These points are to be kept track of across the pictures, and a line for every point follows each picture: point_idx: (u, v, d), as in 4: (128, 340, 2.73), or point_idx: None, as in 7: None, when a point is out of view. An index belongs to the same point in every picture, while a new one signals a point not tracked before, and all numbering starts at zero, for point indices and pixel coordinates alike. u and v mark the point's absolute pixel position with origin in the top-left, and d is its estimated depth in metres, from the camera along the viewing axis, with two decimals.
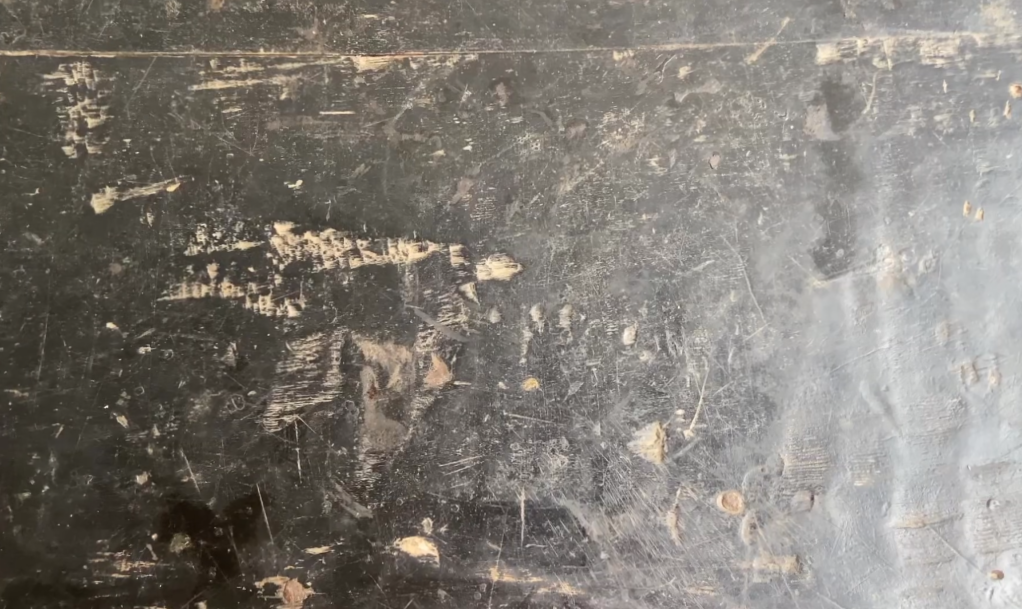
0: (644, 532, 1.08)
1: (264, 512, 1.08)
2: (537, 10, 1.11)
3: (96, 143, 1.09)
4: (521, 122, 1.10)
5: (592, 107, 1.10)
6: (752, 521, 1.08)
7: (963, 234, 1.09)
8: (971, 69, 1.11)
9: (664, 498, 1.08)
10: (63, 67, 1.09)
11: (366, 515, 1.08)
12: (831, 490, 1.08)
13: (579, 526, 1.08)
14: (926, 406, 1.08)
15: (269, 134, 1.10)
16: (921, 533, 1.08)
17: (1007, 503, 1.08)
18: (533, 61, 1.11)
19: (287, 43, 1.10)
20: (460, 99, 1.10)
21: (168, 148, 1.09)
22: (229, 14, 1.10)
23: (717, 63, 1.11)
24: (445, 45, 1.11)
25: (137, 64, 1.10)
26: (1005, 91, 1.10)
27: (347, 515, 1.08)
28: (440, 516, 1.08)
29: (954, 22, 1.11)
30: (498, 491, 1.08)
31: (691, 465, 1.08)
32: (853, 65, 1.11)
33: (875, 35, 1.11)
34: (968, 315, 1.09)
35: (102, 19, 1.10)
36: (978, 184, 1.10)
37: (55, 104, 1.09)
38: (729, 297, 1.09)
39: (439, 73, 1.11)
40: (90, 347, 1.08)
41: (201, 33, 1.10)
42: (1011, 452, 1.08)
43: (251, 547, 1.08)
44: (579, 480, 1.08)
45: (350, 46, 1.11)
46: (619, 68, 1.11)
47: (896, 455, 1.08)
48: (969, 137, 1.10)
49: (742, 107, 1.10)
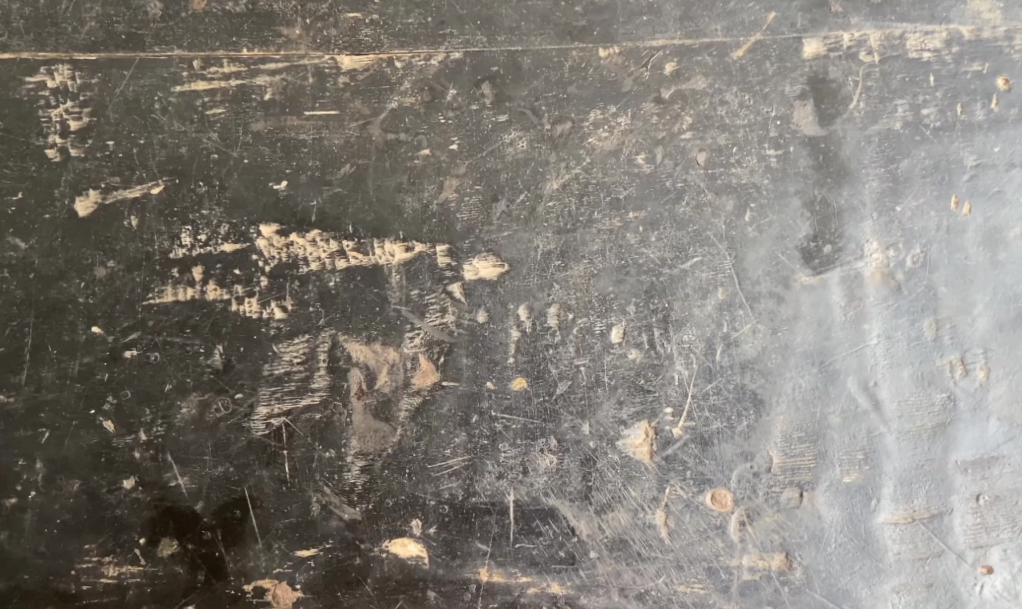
0: (633, 530, 1.08)
1: (252, 515, 1.07)
2: (522, 8, 1.10)
3: (79, 145, 1.08)
4: (507, 120, 1.10)
5: (578, 104, 1.10)
6: (742, 519, 1.08)
7: (952, 228, 1.09)
8: (958, 62, 1.10)
9: (654, 496, 1.08)
10: (45, 70, 1.08)
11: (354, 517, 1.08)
12: (820, 486, 1.08)
13: (568, 525, 1.08)
14: (915, 401, 1.08)
15: (254, 134, 1.09)
16: (911, 528, 1.07)
17: (997, 497, 1.08)
18: (519, 58, 1.10)
19: (270, 43, 1.10)
20: (445, 97, 1.10)
21: (152, 150, 1.09)
22: (212, 14, 1.10)
23: (703, 58, 1.10)
24: (429, 43, 1.10)
25: (119, 65, 1.09)
26: (993, 84, 1.10)
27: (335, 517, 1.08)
28: (429, 517, 1.08)
29: (941, 15, 1.10)
30: (487, 491, 1.08)
31: (680, 463, 1.08)
32: (840, 60, 1.10)
33: (862, 29, 1.10)
34: (957, 309, 1.08)
35: (84, 21, 1.09)
36: (965, 178, 1.09)
37: (37, 107, 1.08)
38: (717, 294, 1.09)
39: (424, 72, 1.10)
40: (75, 351, 1.07)
41: (184, 34, 1.09)
42: (1000, 446, 1.08)
43: (239, 551, 1.07)
44: (568, 480, 1.08)
45: (334, 45, 1.10)
46: (605, 65, 1.10)
47: (885, 451, 1.08)
48: (956, 130, 1.10)
49: (729, 103, 1.10)
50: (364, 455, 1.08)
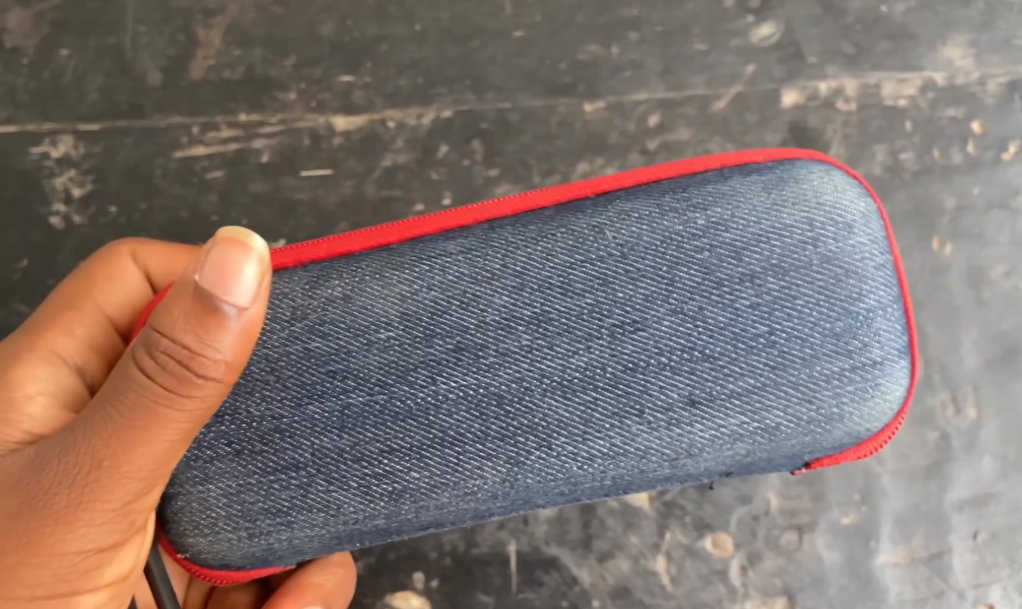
0: (635, 577, 1.06)
1: (224, 506, 0.81)
2: (509, 67, 1.17)
3: (83, 212, 1.12)
4: (498, 174, 1.14)
5: (566, 157, 1.15)
6: (743, 563, 1.06)
7: (935, 268, 1.12)
8: (933, 107, 1.17)
9: (678, 432, 0.79)
10: (49, 140, 1.13)
11: (407, 485, 0.80)
12: (820, 528, 1.06)
13: (570, 574, 1.05)
14: (909, 441, 1.08)
15: (252, 195, 1.13)
16: (910, 569, 1.06)
17: (994, 535, 1.06)
18: (507, 115, 1.16)
19: (266, 108, 1.15)
20: (437, 154, 1.14)
21: (153, 214, 1.12)
22: (210, 82, 1.16)
23: (685, 110, 1.16)
24: (420, 103, 1.16)
25: (121, 133, 1.14)
26: (968, 128, 1.16)
27: (374, 518, 0.80)
28: (431, 570, 1.05)
29: (915, 63, 1.18)
30: (488, 541, 1.06)
31: (679, 508, 1.07)
32: (819, 109, 1.17)
33: (838, 78, 1.18)
34: (945, 348, 1.10)
35: (86, 92, 1.15)
36: (946, 220, 1.14)
37: (42, 176, 1.13)
38: None
39: (417, 131, 1.15)
40: None
41: (183, 101, 1.15)
42: (995, 483, 1.07)
43: (175, 531, 0.81)
44: (568, 528, 1.06)
45: (329, 108, 1.15)
46: (591, 120, 1.16)
47: (882, 490, 1.07)
48: (935, 173, 1.15)
49: (713, 152, 1.15)
50: (329, 563, 0.98)
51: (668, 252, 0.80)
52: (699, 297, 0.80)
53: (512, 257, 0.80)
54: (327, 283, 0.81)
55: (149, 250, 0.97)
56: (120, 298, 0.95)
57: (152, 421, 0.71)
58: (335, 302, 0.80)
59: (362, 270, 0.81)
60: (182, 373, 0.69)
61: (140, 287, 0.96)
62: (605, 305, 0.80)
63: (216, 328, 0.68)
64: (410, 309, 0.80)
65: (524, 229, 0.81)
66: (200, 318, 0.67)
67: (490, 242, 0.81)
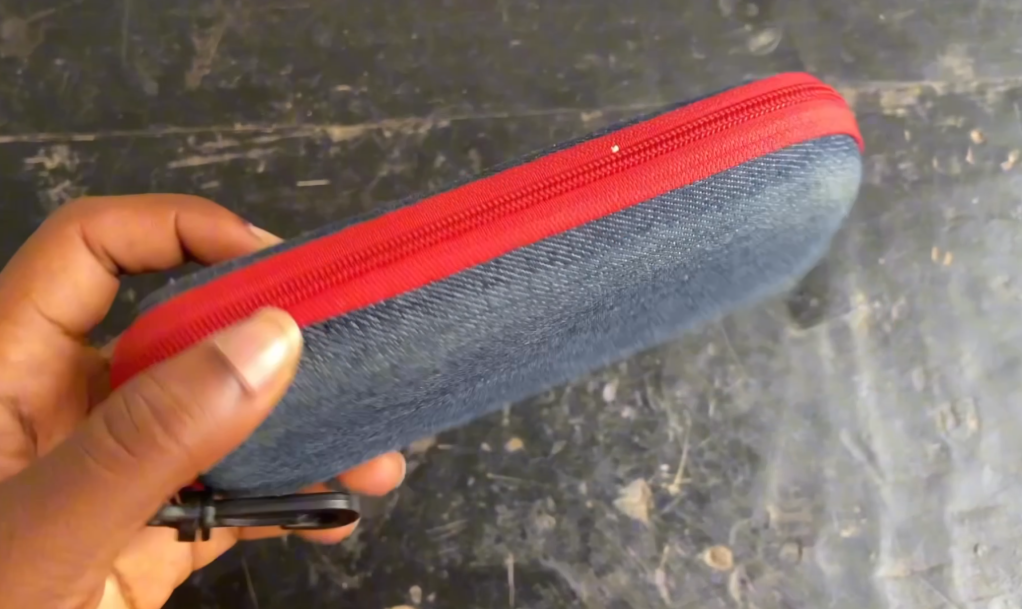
0: (634, 591, 1.04)
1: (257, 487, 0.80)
2: (506, 77, 1.17)
3: None
4: None
5: None
6: (742, 577, 1.05)
7: (934, 278, 1.12)
8: (932, 117, 1.17)
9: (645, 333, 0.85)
10: (44, 150, 1.13)
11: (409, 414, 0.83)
12: (820, 541, 1.05)
13: (569, 588, 1.04)
14: (909, 452, 1.07)
15: (248, 205, 1.12)
16: (910, 583, 1.04)
17: (995, 547, 1.05)
18: (505, 125, 1.15)
19: (263, 117, 1.15)
20: (434, 164, 1.13)
21: None
22: (206, 92, 1.15)
23: None
24: (417, 113, 1.15)
25: (117, 144, 1.13)
26: (968, 137, 1.17)
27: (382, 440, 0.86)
28: (428, 584, 1.04)
29: (914, 72, 1.19)
30: (486, 554, 1.05)
31: (678, 521, 1.06)
32: None
33: (837, 87, 1.18)
34: (945, 359, 1.10)
35: (81, 102, 1.14)
36: (946, 230, 1.14)
37: (37, 187, 1.11)
38: (708, 350, 1.10)
39: (413, 140, 1.14)
40: None
41: (179, 111, 1.14)
42: (996, 495, 1.06)
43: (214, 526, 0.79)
44: (567, 541, 1.05)
45: (326, 118, 1.15)
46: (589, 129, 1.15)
47: (882, 502, 1.06)
48: (935, 183, 1.15)
49: None
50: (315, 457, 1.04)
51: (695, 248, 0.71)
52: (703, 265, 0.77)
53: (569, 291, 0.68)
54: (373, 358, 0.66)
55: (100, 220, 0.92)
56: (66, 289, 0.92)
57: (104, 492, 0.67)
58: (380, 371, 0.67)
59: (402, 338, 0.66)
60: (154, 438, 0.66)
61: (93, 269, 0.93)
62: (625, 297, 0.75)
63: (208, 395, 0.64)
64: (459, 354, 0.69)
65: (566, 267, 0.67)
66: (194, 383, 0.64)
67: (533, 280, 0.66)
